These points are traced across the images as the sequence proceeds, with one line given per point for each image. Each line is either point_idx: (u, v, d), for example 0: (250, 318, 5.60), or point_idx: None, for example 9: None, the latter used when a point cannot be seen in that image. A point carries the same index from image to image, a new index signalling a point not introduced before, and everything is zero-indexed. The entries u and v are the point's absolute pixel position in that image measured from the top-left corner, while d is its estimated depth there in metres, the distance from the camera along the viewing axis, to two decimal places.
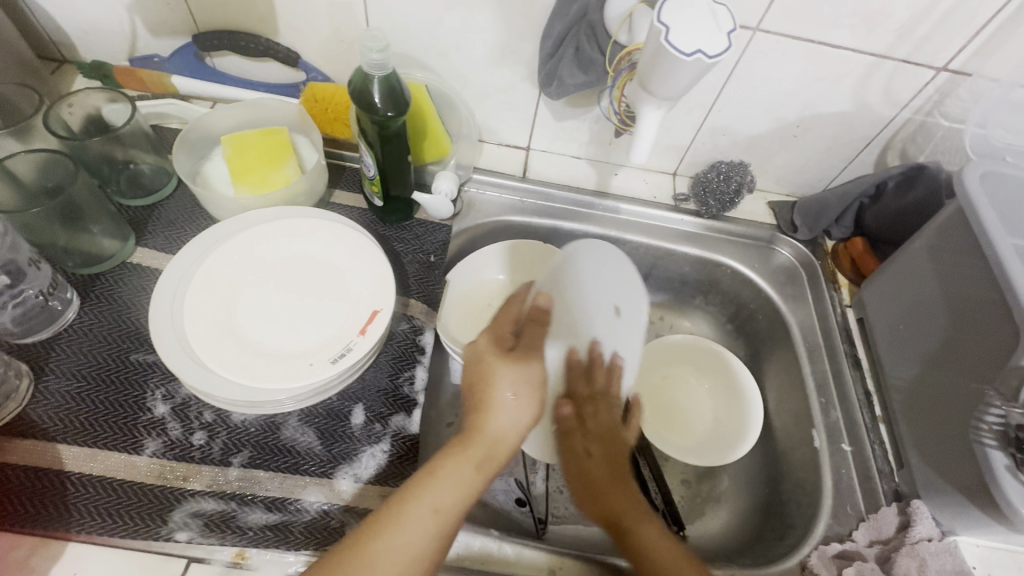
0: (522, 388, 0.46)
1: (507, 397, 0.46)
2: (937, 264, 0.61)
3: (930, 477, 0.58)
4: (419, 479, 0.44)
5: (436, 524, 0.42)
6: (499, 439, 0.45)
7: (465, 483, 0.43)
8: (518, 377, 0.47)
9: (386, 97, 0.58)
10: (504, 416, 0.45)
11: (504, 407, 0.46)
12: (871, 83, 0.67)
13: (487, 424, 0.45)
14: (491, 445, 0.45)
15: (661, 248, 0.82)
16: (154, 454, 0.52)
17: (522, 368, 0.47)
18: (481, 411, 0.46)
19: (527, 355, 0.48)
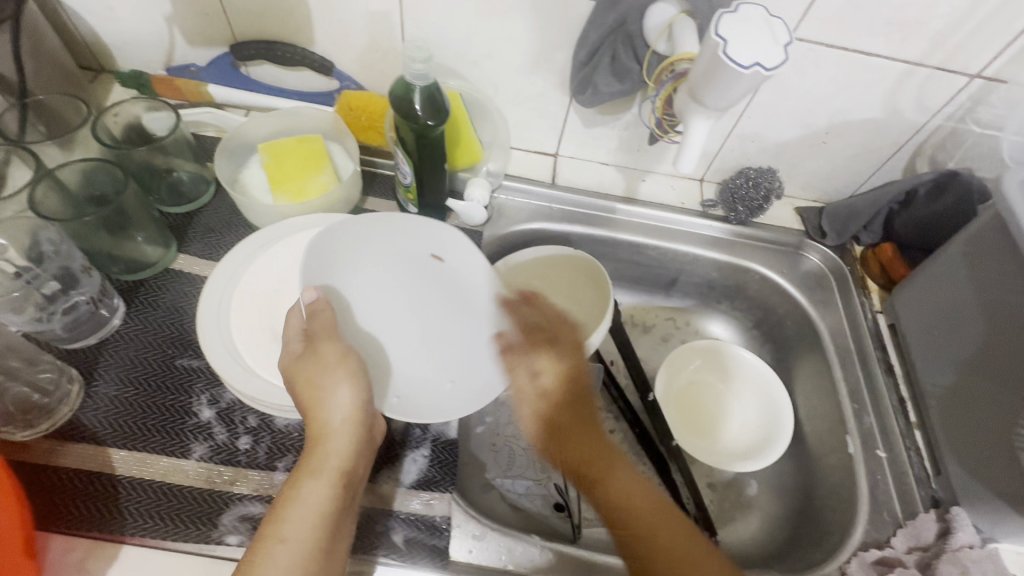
0: (352, 378, 0.47)
1: (332, 394, 0.47)
2: (972, 270, 0.61)
3: (970, 484, 0.58)
4: (285, 499, 0.45)
5: (322, 529, 0.44)
6: (339, 434, 0.47)
7: (315, 497, 0.45)
8: (343, 378, 0.47)
9: (427, 106, 0.58)
10: (336, 412, 0.47)
11: (337, 405, 0.47)
12: (903, 91, 0.67)
13: (321, 426, 0.47)
14: (321, 452, 0.46)
15: (689, 254, 0.82)
16: (202, 458, 0.53)
17: (342, 368, 0.47)
18: (314, 420, 0.47)
19: (340, 352, 0.47)
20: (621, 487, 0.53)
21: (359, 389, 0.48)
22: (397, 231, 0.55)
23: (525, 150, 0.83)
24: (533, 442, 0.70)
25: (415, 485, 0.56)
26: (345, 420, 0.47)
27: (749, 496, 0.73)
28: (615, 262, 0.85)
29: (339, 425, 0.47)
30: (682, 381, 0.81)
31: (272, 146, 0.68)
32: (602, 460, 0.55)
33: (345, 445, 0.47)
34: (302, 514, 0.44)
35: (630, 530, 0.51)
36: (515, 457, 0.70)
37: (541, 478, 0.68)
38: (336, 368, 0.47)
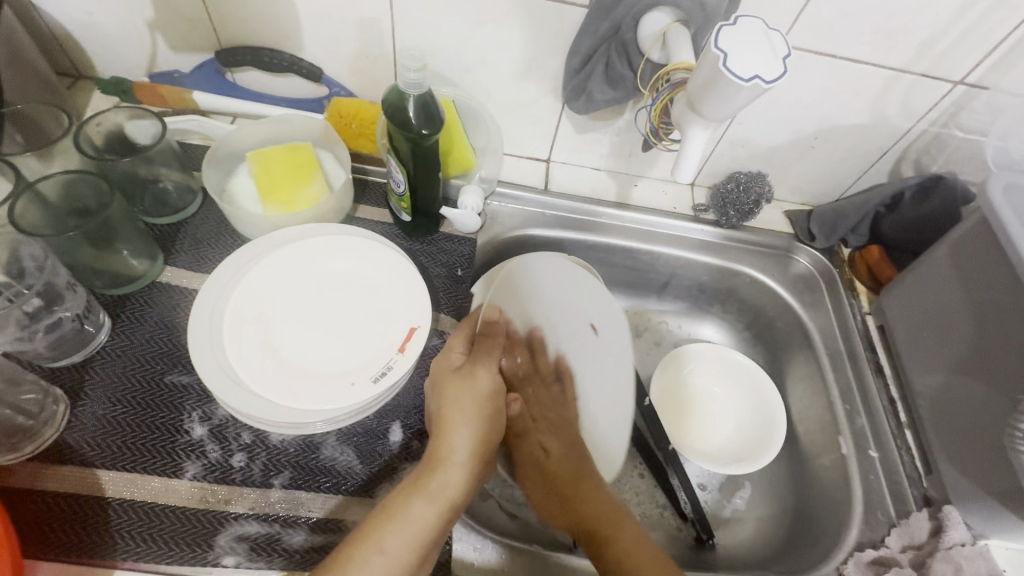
0: (491, 418, 0.50)
1: (472, 422, 0.49)
2: (960, 273, 0.62)
3: (962, 483, 0.59)
4: (393, 504, 0.45)
5: (415, 552, 0.44)
6: (462, 466, 0.48)
7: (421, 521, 0.45)
8: (484, 406, 0.50)
9: (421, 114, 0.58)
10: (468, 441, 0.49)
11: (468, 433, 0.49)
12: (889, 97, 0.68)
13: (446, 450, 0.48)
14: (443, 475, 0.47)
15: (680, 258, 0.83)
16: (195, 477, 0.51)
17: (488, 400, 0.51)
18: (442, 439, 0.48)
19: (489, 390, 0.51)
20: (627, 545, 0.52)
21: (492, 427, 0.50)
22: (534, 276, 0.67)
23: (517, 156, 0.82)
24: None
25: None
26: (471, 454, 0.48)
27: (745, 498, 0.74)
28: (608, 266, 0.85)
29: (464, 457, 0.48)
30: (675, 384, 0.81)
31: (262, 155, 0.67)
32: (608, 519, 0.55)
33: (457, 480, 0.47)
34: (405, 527, 0.44)
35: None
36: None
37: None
38: (483, 398, 0.50)
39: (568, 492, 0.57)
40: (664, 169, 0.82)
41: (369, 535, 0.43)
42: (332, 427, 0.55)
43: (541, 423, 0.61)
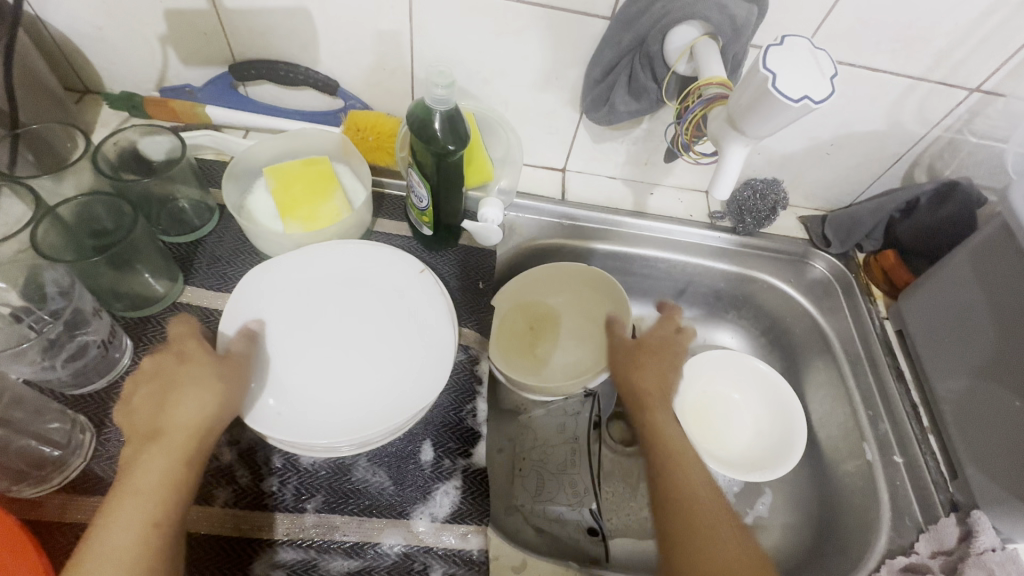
0: (217, 380, 0.49)
1: (192, 387, 0.48)
2: (983, 279, 0.62)
3: (988, 487, 0.59)
4: (121, 485, 0.44)
5: (149, 519, 0.42)
6: (178, 435, 0.46)
7: (167, 472, 0.44)
8: (201, 372, 0.49)
9: (448, 129, 0.57)
10: (184, 410, 0.47)
11: (183, 402, 0.47)
12: (906, 104, 0.69)
13: (165, 421, 0.46)
14: (182, 430, 0.46)
15: (697, 265, 0.83)
16: (228, 503, 0.51)
17: (203, 366, 0.49)
18: (170, 415, 0.46)
19: (208, 359, 0.50)
20: (659, 420, 0.62)
21: (216, 390, 0.48)
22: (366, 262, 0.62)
23: (533, 166, 0.82)
24: (563, 464, 0.70)
25: (450, 519, 0.54)
26: (193, 423, 0.47)
27: (767, 505, 0.74)
28: (624, 275, 0.85)
29: (188, 410, 0.47)
30: (695, 392, 0.81)
31: (280, 170, 0.66)
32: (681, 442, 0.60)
33: (173, 450, 0.45)
34: (132, 501, 0.43)
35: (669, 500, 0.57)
36: (544, 484, 0.69)
37: (575, 503, 0.66)
38: (200, 365, 0.49)
39: (648, 406, 0.64)
40: (679, 176, 0.82)
41: (104, 516, 0.42)
42: (364, 448, 0.54)
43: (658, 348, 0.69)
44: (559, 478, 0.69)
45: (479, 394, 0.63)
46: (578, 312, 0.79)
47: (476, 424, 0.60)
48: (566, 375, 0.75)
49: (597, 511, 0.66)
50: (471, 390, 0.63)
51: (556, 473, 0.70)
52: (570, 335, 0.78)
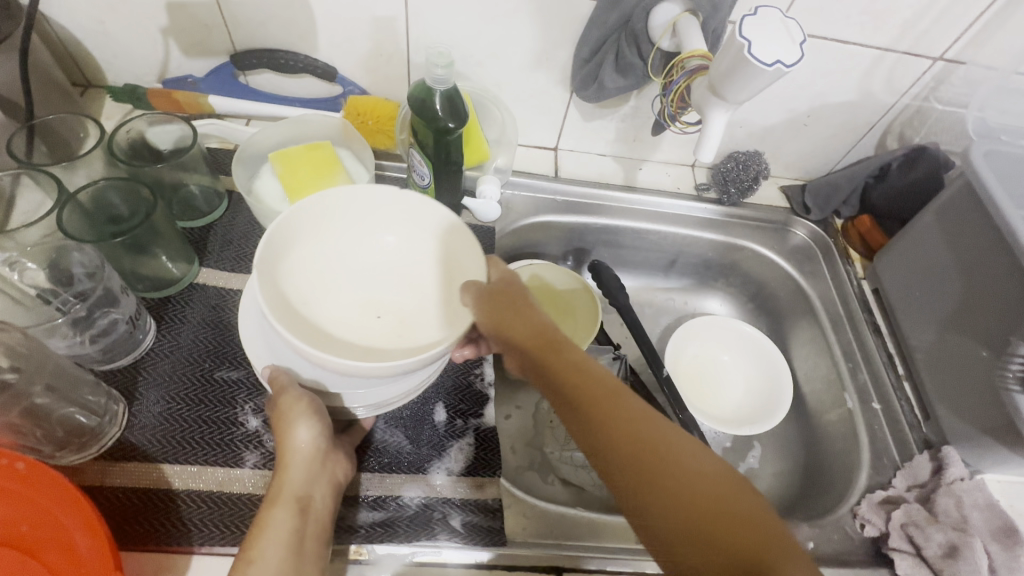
0: (313, 423, 0.49)
1: (291, 436, 0.48)
2: (947, 233, 0.68)
3: (957, 423, 0.64)
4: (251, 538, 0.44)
5: (290, 563, 0.43)
6: (296, 482, 0.47)
7: (291, 522, 0.45)
8: (288, 425, 0.49)
9: (448, 108, 0.60)
10: (296, 459, 0.48)
11: (294, 452, 0.48)
12: (876, 74, 0.73)
13: (280, 473, 0.48)
14: (296, 478, 0.47)
15: (685, 235, 0.87)
16: (256, 465, 0.54)
17: (288, 419, 0.49)
18: (279, 473, 0.48)
19: (286, 411, 0.49)
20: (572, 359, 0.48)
21: (318, 433, 0.49)
22: None
23: (527, 146, 0.85)
24: None
25: (465, 472, 0.58)
26: (308, 466, 0.48)
27: (758, 456, 0.79)
28: (617, 248, 0.89)
29: (295, 458, 0.48)
30: (688, 355, 0.86)
31: (285, 155, 0.69)
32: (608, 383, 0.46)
33: (295, 498, 0.47)
34: (270, 550, 0.43)
35: (618, 476, 0.42)
36: None
37: None
38: (286, 416, 0.49)
39: (556, 344, 0.49)
40: (667, 151, 0.87)
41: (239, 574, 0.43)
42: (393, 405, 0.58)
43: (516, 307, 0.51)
44: None
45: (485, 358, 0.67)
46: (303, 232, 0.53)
47: (484, 387, 0.65)
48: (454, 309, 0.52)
49: None
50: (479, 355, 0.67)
51: None
52: (415, 253, 0.56)
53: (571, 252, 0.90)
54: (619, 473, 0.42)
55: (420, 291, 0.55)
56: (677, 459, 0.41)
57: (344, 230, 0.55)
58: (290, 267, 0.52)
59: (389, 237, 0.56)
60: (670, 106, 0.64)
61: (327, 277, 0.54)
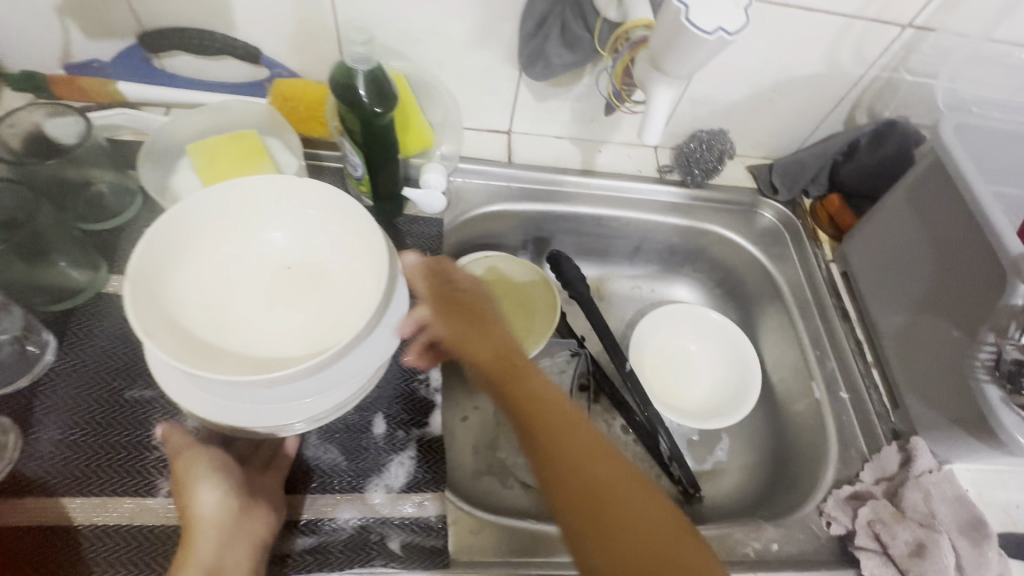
0: (213, 483, 0.46)
1: (194, 497, 0.45)
2: (917, 212, 0.64)
3: (925, 413, 0.61)
4: None
5: None
6: (202, 551, 0.43)
7: None
8: (189, 490, 0.45)
9: (373, 91, 0.54)
10: (198, 524, 0.44)
11: (196, 517, 0.44)
12: (843, 44, 0.69)
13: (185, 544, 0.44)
14: (200, 550, 0.43)
15: (648, 221, 0.82)
16: (171, 493, 0.49)
17: (187, 482, 0.46)
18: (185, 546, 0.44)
19: (183, 474, 0.46)
20: (536, 387, 0.51)
21: (222, 493, 0.46)
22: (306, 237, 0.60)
23: (478, 130, 0.80)
24: None
25: (405, 488, 0.54)
26: (213, 530, 0.44)
27: (725, 450, 0.76)
28: (579, 236, 0.85)
29: (198, 525, 0.44)
30: (654, 347, 0.82)
31: (203, 147, 0.63)
32: (564, 415, 0.50)
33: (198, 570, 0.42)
34: None
35: (569, 504, 0.46)
36: None
37: None
38: (184, 480, 0.46)
39: (520, 374, 0.51)
40: (627, 132, 0.82)
41: None
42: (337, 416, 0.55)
43: (478, 320, 0.55)
44: None
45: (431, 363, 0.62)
46: (180, 244, 0.47)
47: (429, 394, 0.60)
48: (368, 291, 0.49)
49: None
50: None
51: None
52: (313, 241, 0.52)
53: (530, 242, 0.85)
54: (572, 502, 0.46)
55: (327, 277, 0.51)
56: (627, 502, 0.46)
57: (226, 229, 0.50)
58: (172, 283, 0.47)
59: (277, 232, 0.51)
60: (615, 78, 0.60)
61: (219, 283, 0.49)
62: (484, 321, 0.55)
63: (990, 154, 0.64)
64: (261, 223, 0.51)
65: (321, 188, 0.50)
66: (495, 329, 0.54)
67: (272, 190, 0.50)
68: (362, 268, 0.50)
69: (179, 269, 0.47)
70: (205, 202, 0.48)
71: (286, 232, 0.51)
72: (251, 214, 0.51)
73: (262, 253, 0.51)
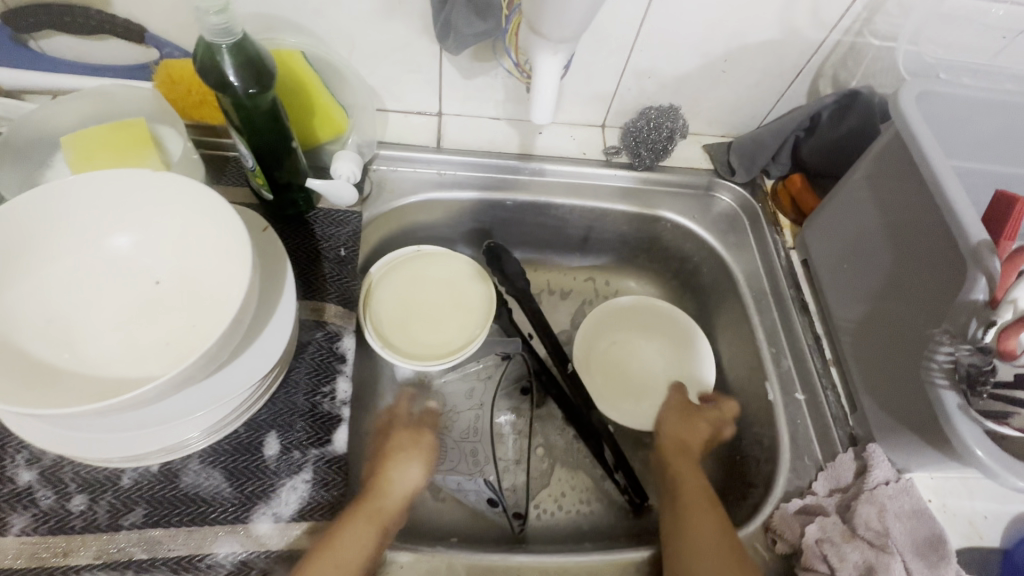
0: (424, 464, 0.59)
1: (406, 467, 0.58)
2: (876, 193, 0.58)
3: (882, 418, 0.55)
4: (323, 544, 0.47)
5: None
6: (396, 500, 0.54)
7: (364, 538, 0.49)
8: (415, 461, 0.59)
9: (244, 71, 0.47)
10: (401, 483, 0.56)
11: (403, 478, 0.57)
12: (798, 6, 0.61)
13: (386, 484, 0.55)
14: (387, 501, 0.54)
15: (595, 208, 0.75)
16: (24, 531, 0.44)
17: (420, 452, 0.60)
18: (377, 490, 0.54)
19: (421, 441, 0.61)
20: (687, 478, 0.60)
21: (422, 478, 0.58)
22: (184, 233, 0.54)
23: (404, 113, 0.73)
24: (464, 432, 0.65)
25: (296, 517, 0.49)
26: (407, 499, 0.55)
27: None
28: (521, 227, 0.78)
29: (398, 491, 0.55)
30: (603, 344, 0.76)
31: (78, 138, 0.56)
32: (701, 498, 0.56)
33: (381, 517, 0.52)
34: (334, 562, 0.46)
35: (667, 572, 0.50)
36: (445, 449, 0.63)
37: (473, 473, 0.63)
38: (416, 447, 0.61)
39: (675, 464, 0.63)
40: (569, 111, 0.75)
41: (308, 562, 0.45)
42: (218, 436, 0.49)
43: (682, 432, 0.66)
44: (460, 445, 0.64)
45: (340, 373, 0.57)
46: (8, 255, 0.41)
47: (335, 408, 0.55)
48: (232, 293, 0.43)
49: (508, 486, 0.66)
50: (331, 369, 0.57)
51: (456, 441, 0.65)
52: (173, 243, 0.46)
53: (469, 234, 0.79)
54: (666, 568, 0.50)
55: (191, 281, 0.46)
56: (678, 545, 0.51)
57: (69, 239, 0.44)
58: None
59: (128, 236, 0.46)
60: (509, 43, 0.58)
61: (65, 300, 0.44)
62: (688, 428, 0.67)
63: (957, 126, 0.58)
64: (111, 230, 0.45)
65: (176, 184, 0.44)
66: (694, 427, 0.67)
67: (115, 188, 0.44)
68: (226, 267, 0.45)
69: (10, 287, 0.41)
70: (37, 209, 0.42)
71: (141, 236, 0.46)
72: (97, 219, 0.45)
73: (117, 263, 0.46)
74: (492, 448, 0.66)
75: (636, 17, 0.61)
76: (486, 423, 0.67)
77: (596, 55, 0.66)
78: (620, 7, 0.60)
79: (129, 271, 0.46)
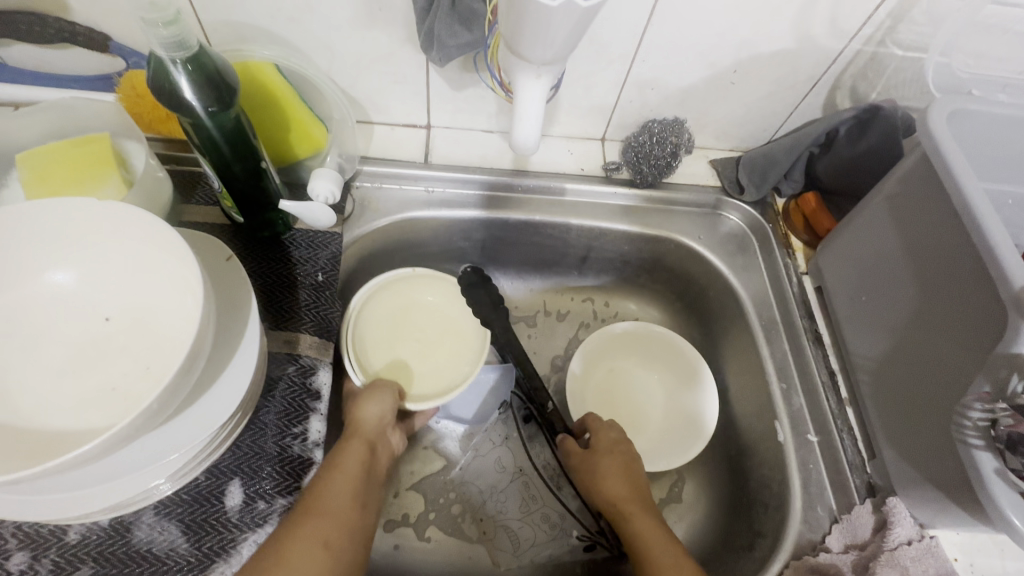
0: (386, 397, 0.57)
1: (365, 408, 0.56)
2: (900, 220, 0.53)
3: (904, 469, 0.50)
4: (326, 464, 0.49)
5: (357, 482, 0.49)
6: (368, 430, 0.54)
7: (359, 455, 0.51)
8: (378, 396, 0.57)
9: (202, 90, 0.43)
10: (371, 413, 0.56)
11: (369, 413, 0.56)
12: (815, 13, 0.56)
13: (354, 424, 0.55)
14: (366, 432, 0.54)
15: (594, 228, 0.70)
16: None
17: (378, 393, 0.57)
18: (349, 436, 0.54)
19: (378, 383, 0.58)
20: (642, 528, 0.53)
21: (384, 395, 0.57)
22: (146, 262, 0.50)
23: (391, 125, 0.68)
24: (500, 505, 0.66)
25: None
26: (378, 420, 0.56)
27: (682, 489, 0.67)
28: (515, 246, 0.73)
29: (365, 427, 0.54)
30: (599, 372, 0.72)
31: (36, 156, 0.51)
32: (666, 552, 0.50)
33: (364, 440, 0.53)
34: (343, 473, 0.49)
35: None
36: (486, 526, 0.65)
37: (514, 550, 0.64)
38: (372, 391, 0.57)
39: (625, 512, 0.55)
40: (567, 124, 0.70)
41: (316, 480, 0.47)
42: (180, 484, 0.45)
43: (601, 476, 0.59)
44: (501, 524, 0.65)
45: (313, 412, 0.52)
46: None
47: (307, 451, 0.50)
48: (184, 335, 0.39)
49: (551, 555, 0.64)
50: (304, 408, 0.52)
51: (495, 518, 0.65)
52: (122, 277, 0.42)
53: (458, 253, 0.74)
54: None
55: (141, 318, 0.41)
56: None
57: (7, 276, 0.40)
58: None
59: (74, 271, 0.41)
60: (491, 60, 0.53)
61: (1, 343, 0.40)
62: (603, 472, 0.59)
63: (989, 148, 0.53)
64: (54, 264, 0.41)
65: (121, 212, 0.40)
66: (619, 458, 0.60)
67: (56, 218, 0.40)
68: (177, 303, 0.40)
69: None
70: None
71: (88, 270, 0.42)
72: (39, 253, 0.41)
73: (61, 300, 0.42)
74: (531, 515, 0.66)
75: (638, 26, 0.57)
76: (523, 491, 0.67)
77: (595, 66, 0.61)
78: (620, 15, 0.55)
79: (75, 309, 0.42)
